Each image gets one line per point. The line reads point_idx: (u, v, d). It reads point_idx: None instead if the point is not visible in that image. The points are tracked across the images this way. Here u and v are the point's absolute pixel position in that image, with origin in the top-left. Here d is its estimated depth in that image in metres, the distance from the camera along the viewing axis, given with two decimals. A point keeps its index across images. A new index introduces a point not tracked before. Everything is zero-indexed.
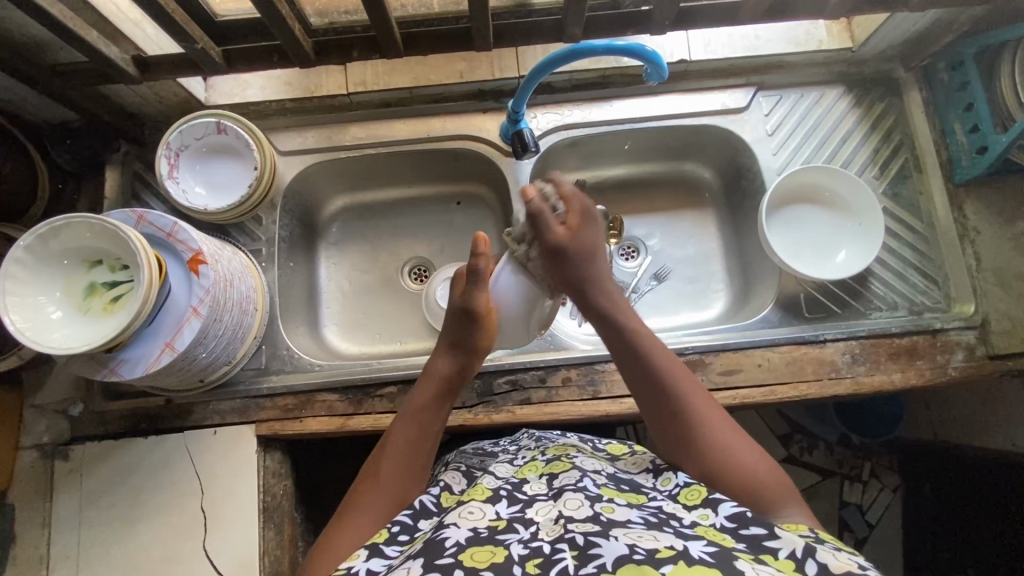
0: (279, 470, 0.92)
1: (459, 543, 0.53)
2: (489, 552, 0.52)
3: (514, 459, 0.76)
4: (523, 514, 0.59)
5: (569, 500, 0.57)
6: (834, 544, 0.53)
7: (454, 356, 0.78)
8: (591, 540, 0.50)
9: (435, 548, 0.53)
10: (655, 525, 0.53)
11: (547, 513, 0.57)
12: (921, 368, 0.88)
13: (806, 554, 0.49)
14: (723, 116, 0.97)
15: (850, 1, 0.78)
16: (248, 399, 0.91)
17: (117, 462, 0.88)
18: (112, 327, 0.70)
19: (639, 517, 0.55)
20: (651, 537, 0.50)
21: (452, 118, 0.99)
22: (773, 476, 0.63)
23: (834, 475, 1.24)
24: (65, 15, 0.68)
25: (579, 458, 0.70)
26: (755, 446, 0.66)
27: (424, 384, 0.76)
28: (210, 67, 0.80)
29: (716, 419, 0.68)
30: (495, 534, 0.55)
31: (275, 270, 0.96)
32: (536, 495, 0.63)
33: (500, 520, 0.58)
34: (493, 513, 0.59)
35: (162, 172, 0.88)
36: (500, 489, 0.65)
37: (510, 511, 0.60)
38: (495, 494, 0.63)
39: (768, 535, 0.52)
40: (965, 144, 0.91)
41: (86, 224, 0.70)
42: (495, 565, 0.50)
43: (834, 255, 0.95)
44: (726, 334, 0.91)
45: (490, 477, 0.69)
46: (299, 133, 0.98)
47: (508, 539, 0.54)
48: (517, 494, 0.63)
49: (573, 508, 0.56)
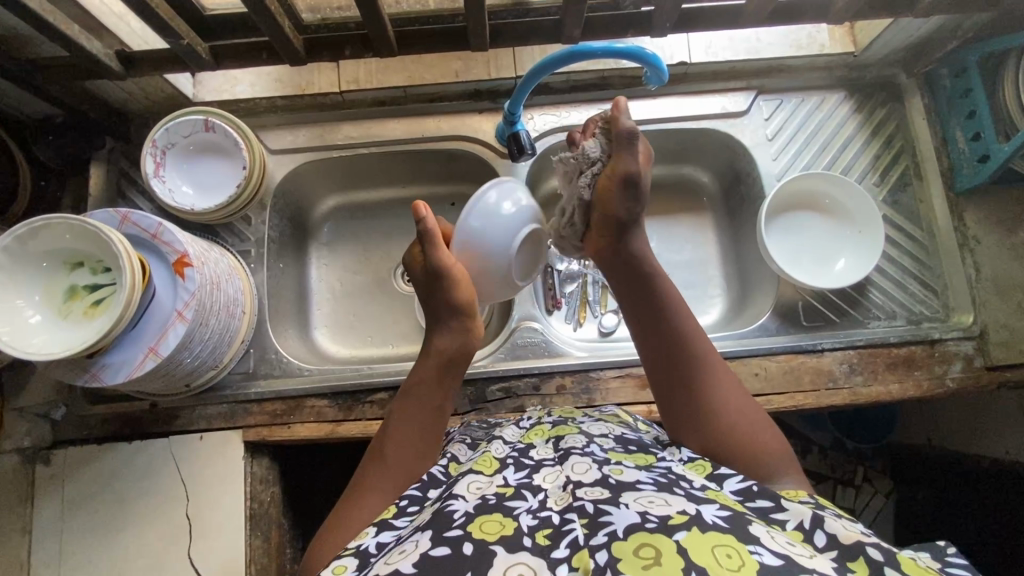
0: (266, 476, 0.90)
1: (468, 514, 0.51)
2: (498, 523, 0.50)
3: (520, 422, 0.74)
4: (531, 480, 0.57)
5: (576, 464, 0.57)
6: (834, 509, 0.54)
7: (456, 330, 0.74)
8: (600, 507, 0.49)
9: (442, 520, 0.51)
10: (665, 487, 0.52)
11: (553, 480, 0.56)
12: (918, 378, 0.87)
13: (815, 524, 0.50)
14: (723, 119, 0.96)
15: (854, 6, 0.77)
16: (235, 404, 0.89)
17: (100, 467, 0.86)
18: (93, 332, 0.68)
19: (648, 478, 0.54)
20: (662, 502, 0.49)
21: (448, 117, 0.96)
22: (777, 450, 0.62)
23: (826, 480, 1.20)
24: (44, 8, 0.65)
25: (586, 422, 0.69)
26: (764, 418, 0.65)
27: (427, 358, 0.74)
28: (197, 64, 0.77)
29: (729, 384, 0.67)
30: (504, 501, 0.53)
31: (264, 271, 0.94)
32: (543, 460, 0.61)
33: (508, 487, 0.56)
34: (501, 480, 0.57)
35: (148, 170, 0.85)
36: (507, 457, 0.62)
37: (518, 477, 0.57)
38: (502, 463, 0.60)
39: (774, 509, 0.52)
40: (966, 153, 0.90)
41: (66, 225, 0.68)
42: (505, 537, 0.49)
43: (832, 262, 0.93)
44: (722, 343, 0.90)
45: (498, 443, 0.66)
46: (290, 130, 0.95)
47: (517, 508, 0.52)
48: (524, 460, 0.61)
49: (581, 471, 0.56)
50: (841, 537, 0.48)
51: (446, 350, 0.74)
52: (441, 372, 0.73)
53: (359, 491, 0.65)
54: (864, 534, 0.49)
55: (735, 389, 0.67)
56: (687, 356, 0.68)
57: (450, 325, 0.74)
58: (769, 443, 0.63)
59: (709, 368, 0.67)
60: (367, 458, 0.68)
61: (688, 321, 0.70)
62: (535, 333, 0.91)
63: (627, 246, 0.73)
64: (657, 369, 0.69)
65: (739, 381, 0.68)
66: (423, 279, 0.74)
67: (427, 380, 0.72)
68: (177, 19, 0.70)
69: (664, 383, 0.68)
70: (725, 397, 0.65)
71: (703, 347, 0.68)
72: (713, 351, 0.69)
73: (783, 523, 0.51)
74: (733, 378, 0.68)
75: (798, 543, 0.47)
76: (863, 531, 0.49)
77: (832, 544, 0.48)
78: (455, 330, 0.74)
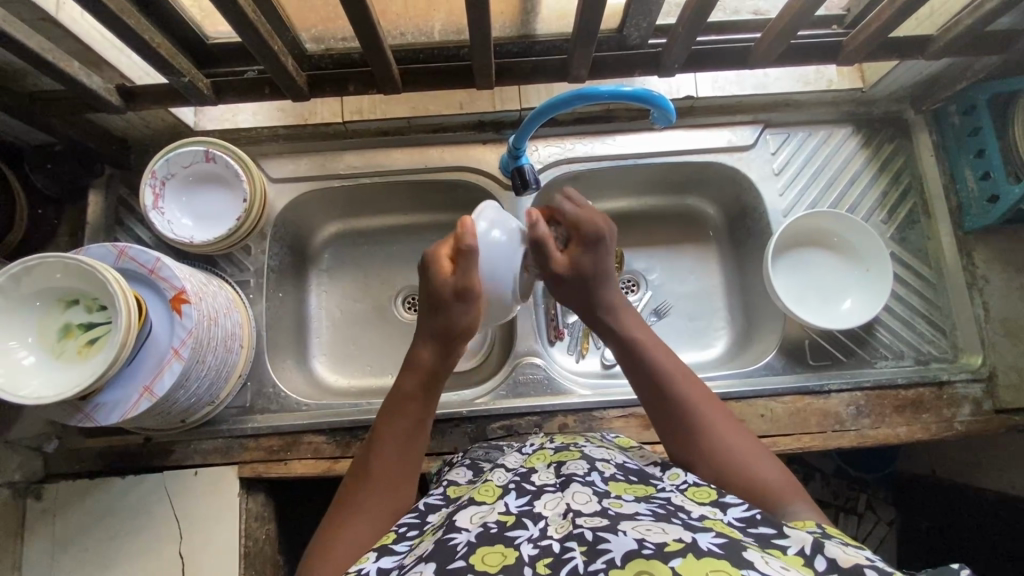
0: (262, 513, 0.88)
1: (469, 543, 0.50)
2: (500, 553, 0.48)
3: (522, 448, 0.71)
4: (532, 508, 0.54)
5: (577, 493, 0.54)
6: (843, 539, 0.51)
7: (440, 348, 0.68)
8: (599, 535, 0.47)
9: (444, 552, 0.49)
10: (664, 517, 0.50)
11: (554, 508, 0.53)
12: (926, 422, 0.86)
13: (815, 550, 0.47)
14: (728, 153, 0.95)
15: (867, 47, 0.76)
16: (231, 440, 0.87)
17: (93, 503, 0.84)
18: (87, 374, 0.66)
19: (647, 510, 0.52)
20: (659, 530, 0.47)
21: (451, 148, 0.95)
22: (783, 482, 0.60)
23: (829, 507, 1.19)
24: (44, 47, 0.64)
25: (588, 446, 0.66)
26: (772, 463, 0.62)
27: (407, 377, 0.68)
28: (199, 99, 0.77)
29: (726, 426, 0.64)
30: (506, 530, 0.51)
31: (263, 302, 0.92)
32: (545, 485, 0.58)
33: (510, 515, 0.54)
34: (502, 507, 0.55)
35: (146, 203, 0.84)
36: (509, 484, 0.60)
37: (520, 505, 0.55)
38: (504, 490, 0.58)
39: (776, 534, 0.50)
40: (976, 192, 0.89)
41: (60, 263, 0.67)
42: (506, 568, 0.47)
43: (839, 302, 0.92)
44: (729, 382, 0.88)
45: (500, 471, 0.63)
46: (291, 159, 0.95)
47: (518, 537, 0.50)
48: (526, 485, 0.58)
49: (582, 502, 0.53)
50: (841, 561, 0.45)
51: (428, 369, 0.68)
52: (424, 391, 0.68)
53: (341, 517, 0.61)
54: (865, 558, 0.46)
55: (738, 434, 0.64)
56: (673, 403, 0.66)
57: (435, 340, 0.68)
58: (776, 479, 0.60)
59: (703, 415, 0.65)
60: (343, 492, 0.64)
61: (670, 365, 0.68)
62: (538, 368, 0.90)
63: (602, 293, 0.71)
64: (655, 413, 0.67)
65: (745, 431, 0.65)
66: (439, 290, 0.66)
67: (412, 401, 0.67)
68: (179, 58, 0.69)
69: (669, 428, 0.66)
70: (720, 437, 0.63)
71: (688, 394, 0.66)
72: (706, 398, 0.67)
73: (783, 547, 0.48)
74: (729, 420, 0.65)
75: (794, 568, 0.44)
76: (868, 557, 0.46)
77: (833, 569, 0.45)
78: (437, 345, 0.68)
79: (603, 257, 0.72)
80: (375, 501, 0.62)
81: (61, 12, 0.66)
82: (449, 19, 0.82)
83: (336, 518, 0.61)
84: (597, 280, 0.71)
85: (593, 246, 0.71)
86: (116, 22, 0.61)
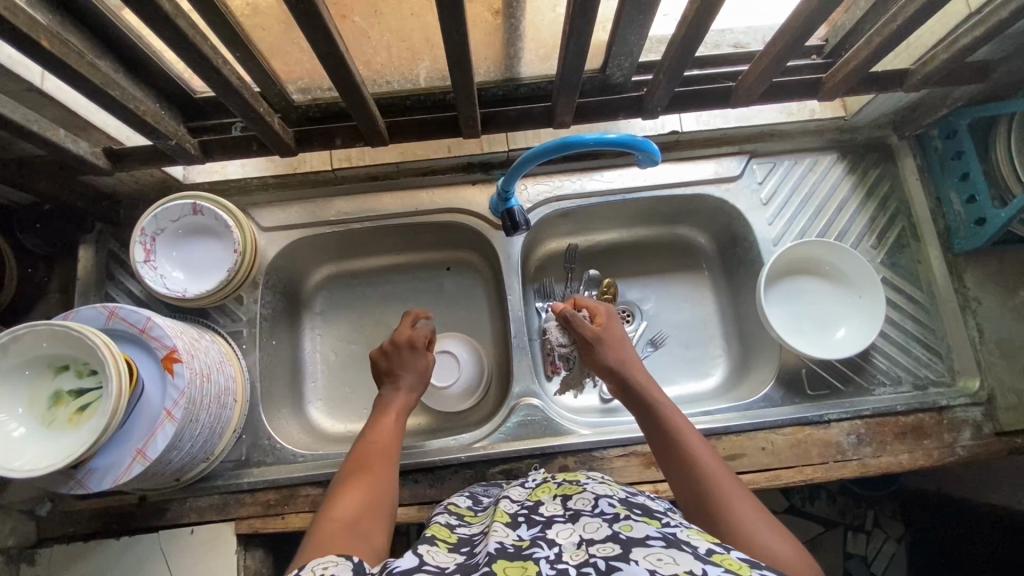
0: (261, 569, 0.86)
1: (489, 554, 0.48)
2: (521, 567, 0.46)
3: (525, 482, 0.70)
4: (545, 535, 0.52)
5: (587, 523, 0.52)
6: None
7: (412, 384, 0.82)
8: (612, 564, 0.45)
9: (468, 566, 0.48)
10: (674, 543, 0.48)
11: (568, 536, 0.51)
12: (929, 448, 0.85)
13: None
14: (716, 184, 0.96)
15: (846, 84, 0.78)
16: (227, 495, 0.86)
17: (87, 566, 0.83)
18: (77, 443, 0.65)
19: (657, 534, 0.50)
20: (670, 560, 0.45)
21: (441, 190, 0.96)
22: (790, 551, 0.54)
23: (837, 526, 1.16)
24: (29, 119, 0.65)
25: (590, 481, 0.64)
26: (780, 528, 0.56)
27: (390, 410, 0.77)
28: (185, 157, 0.77)
29: (729, 483, 0.61)
30: (522, 550, 0.49)
31: (256, 351, 0.91)
32: (553, 516, 0.56)
33: (524, 540, 0.52)
34: (515, 534, 0.53)
35: (138, 258, 0.84)
36: (518, 513, 0.58)
37: (532, 532, 0.53)
38: (514, 519, 0.56)
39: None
40: (962, 215, 0.90)
41: (50, 330, 0.66)
42: None
43: (834, 331, 0.92)
44: (728, 416, 0.87)
45: (506, 501, 0.62)
46: (282, 208, 0.95)
47: (536, 554, 0.48)
48: (535, 517, 0.57)
49: (592, 530, 0.51)
50: None
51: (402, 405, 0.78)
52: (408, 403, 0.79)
53: (337, 509, 0.60)
54: None
55: (744, 497, 0.60)
56: (678, 457, 0.66)
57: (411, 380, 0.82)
58: (769, 542, 0.54)
59: (707, 469, 0.63)
60: (331, 495, 0.63)
61: (678, 421, 0.70)
62: (536, 410, 0.89)
63: (618, 358, 0.79)
64: (667, 468, 0.67)
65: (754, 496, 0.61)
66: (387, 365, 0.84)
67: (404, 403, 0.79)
68: (165, 121, 0.70)
69: (677, 482, 0.65)
70: (722, 492, 0.60)
71: (694, 447, 0.66)
72: (711, 457, 0.65)
73: None
74: (735, 481, 0.62)
75: None
76: None
77: None
78: (415, 382, 0.82)
79: (620, 329, 0.85)
80: (379, 498, 0.63)
81: (45, 82, 0.66)
82: (434, 66, 0.82)
83: (328, 515, 0.59)
84: (616, 347, 0.81)
85: (611, 319, 0.86)
86: (101, 94, 0.61)
